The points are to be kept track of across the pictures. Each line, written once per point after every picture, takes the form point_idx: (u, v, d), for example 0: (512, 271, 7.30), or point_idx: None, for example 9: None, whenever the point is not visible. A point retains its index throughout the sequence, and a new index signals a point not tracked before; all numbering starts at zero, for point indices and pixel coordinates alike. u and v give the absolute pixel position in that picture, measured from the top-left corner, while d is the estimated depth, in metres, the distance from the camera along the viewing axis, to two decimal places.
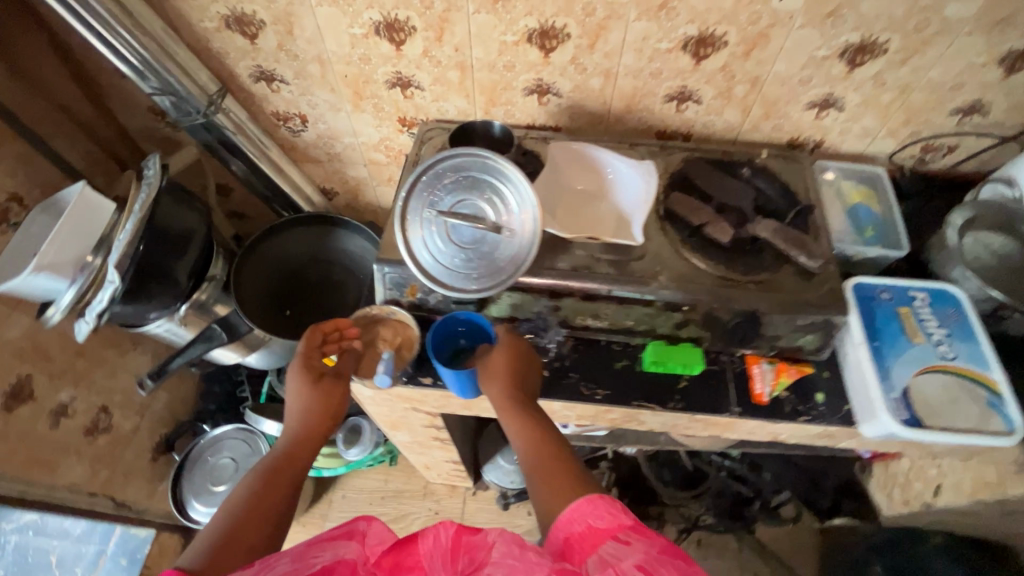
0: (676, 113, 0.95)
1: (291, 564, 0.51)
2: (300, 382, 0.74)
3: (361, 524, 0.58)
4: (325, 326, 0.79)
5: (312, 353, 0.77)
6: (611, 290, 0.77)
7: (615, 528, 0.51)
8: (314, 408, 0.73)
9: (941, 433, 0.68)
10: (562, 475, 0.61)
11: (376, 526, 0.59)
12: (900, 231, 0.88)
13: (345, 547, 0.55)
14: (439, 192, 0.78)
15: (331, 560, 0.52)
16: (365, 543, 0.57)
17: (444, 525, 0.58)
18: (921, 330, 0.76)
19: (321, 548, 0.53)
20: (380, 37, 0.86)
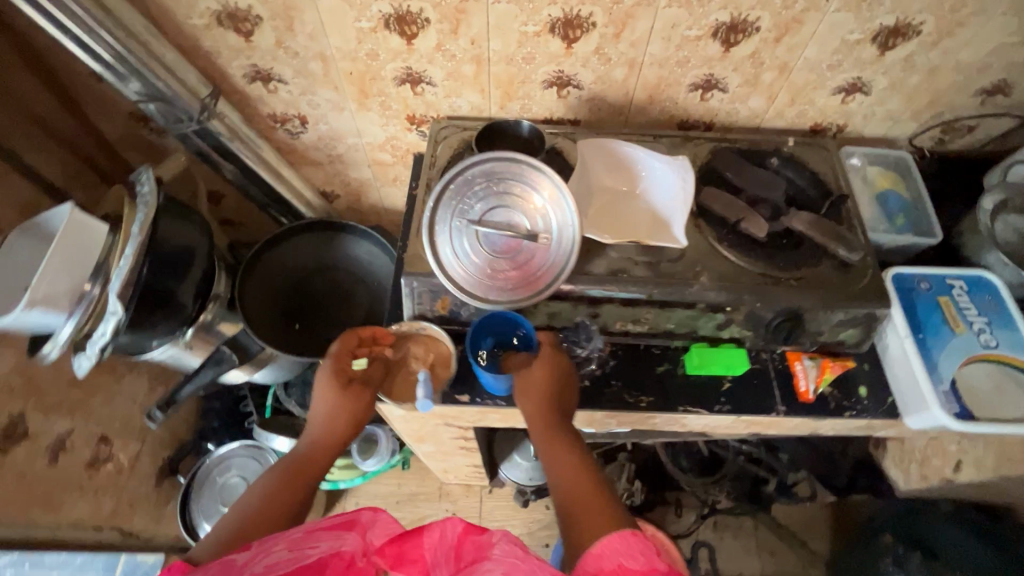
0: (700, 102, 0.91)
1: (289, 551, 0.56)
2: (326, 385, 0.72)
3: (365, 514, 0.64)
4: (360, 330, 0.76)
5: (344, 356, 0.74)
6: (652, 294, 0.74)
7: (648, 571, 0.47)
8: (336, 416, 0.71)
9: (993, 424, 0.68)
10: (591, 500, 0.58)
11: (381, 517, 0.65)
12: (931, 218, 0.87)
13: (344, 539, 0.60)
14: (469, 199, 0.74)
15: (326, 551, 0.58)
16: (365, 534, 0.63)
17: (450, 522, 0.62)
18: (961, 319, 0.76)
19: (319, 538, 0.59)
20: (389, 31, 0.79)
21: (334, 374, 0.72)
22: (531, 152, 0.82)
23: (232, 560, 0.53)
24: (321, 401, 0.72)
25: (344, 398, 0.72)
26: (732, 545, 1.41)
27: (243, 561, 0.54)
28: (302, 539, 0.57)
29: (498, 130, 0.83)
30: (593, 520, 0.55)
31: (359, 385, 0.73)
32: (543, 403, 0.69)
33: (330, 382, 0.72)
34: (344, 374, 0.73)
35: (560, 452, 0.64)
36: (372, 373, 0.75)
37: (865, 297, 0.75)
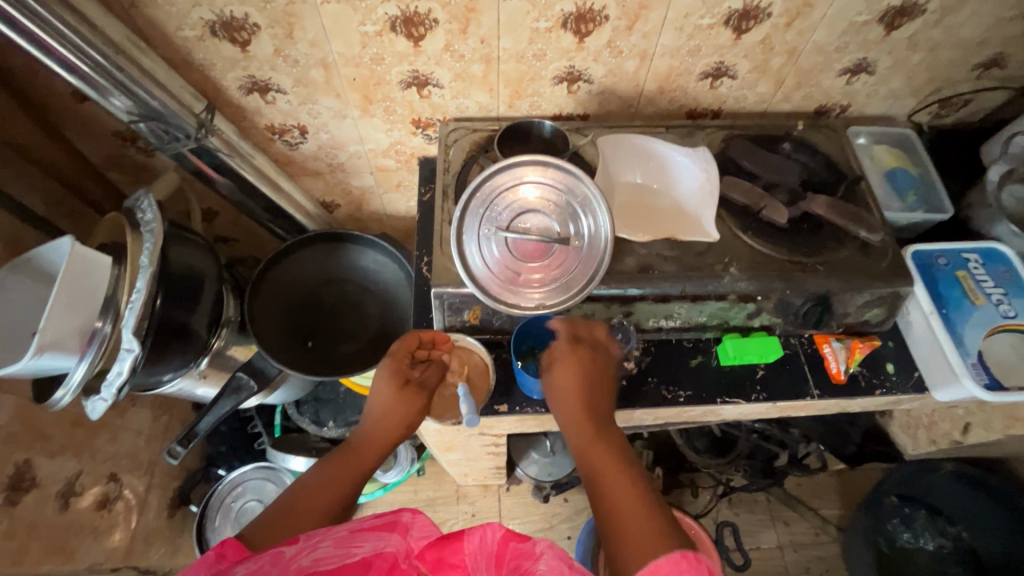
0: (710, 90, 0.90)
1: (334, 549, 0.52)
2: (384, 382, 0.67)
3: (406, 517, 0.58)
4: (422, 333, 0.74)
5: (403, 355, 0.70)
6: (684, 289, 0.74)
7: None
8: (392, 415, 0.66)
9: (1020, 392, 0.71)
10: (634, 510, 0.53)
11: (422, 519, 0.59)
12: (940, 192, 0.89)
13: (387, 539, 0.55)
14: (497, 206, 0.72)
15: (370, 552, 0.53)
16: (407, 536, 0.57)
17: (492, 526, 0.56)
18: (980, 292, 0.78)
19: (363, 538, 0.54)
20: (396, 34, 0.76)
21: (394, 372, 0.68)
22: (554, 152, 0.81)
23: (281, 552, 0.49)
24: (377, 399, 0.67)
25: (402, 395, 0.67)
26: (748, 519, 1.45)
27: (291, 554, 0.49)
28: (344, 539, 0.53)
29: (514, 132, 0.81)
30: (638, 539, 0.50)
31: (417, 385, 0.68)
32: (577, 407, 0.64)
33: (390, 378, 0.68)
34: (404, 373, 0.68)
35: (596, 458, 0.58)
36: (430, 376, 0.70)
37: (890, 276, 0.76)
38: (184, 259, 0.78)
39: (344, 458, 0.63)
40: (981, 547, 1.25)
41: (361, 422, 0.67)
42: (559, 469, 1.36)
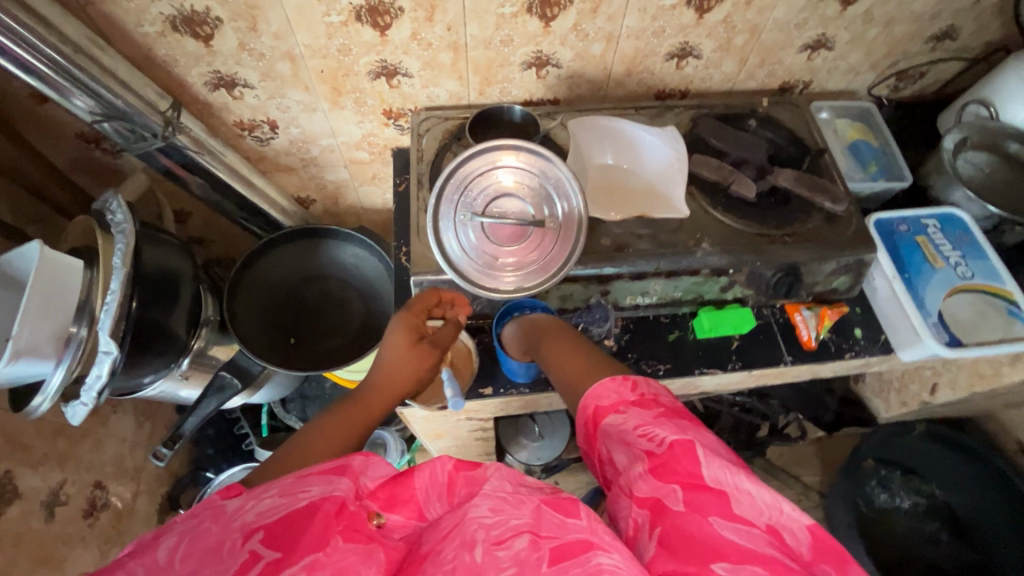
0: (676, 71, 0.92)
1: (278, 498, 0.44)
2: (398, 335, 0.67)
3: (356, 459, 0.50)
4: (443, 291, 0.72)
5: (419, 310, 0.70)
6: (659, 266, 0.75)
7: (620, 404, 0.54)
8: (402, 369, 0.66)
9: (979, 348, 0.74)
10: (585, 369, 0.61)
11: (374, 462, 0.51)
12: (900, 162, 0.92)
13: (336, 483, 0.46)
14: (471, 192, 0.73)
15: (318, 496, 0.45)
16: (359, 481, 0.48)
17: (441, 459, 0.52)
18: (939, 255, 0.81)
19: (311, 483, 0.46)
20: (362, 24, 0.75)
21: (408, 326, 0.68)
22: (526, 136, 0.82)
23: (223, 506, 0.44)
24: (391, 350, 0.67)
25: (413, 351, 0.67)
26: None
27: (235, 508, 0.44)
28: (292, 483, 0.46)
29: (485, 119, 0.82)
30: (584, 378, 0.60)
31: (430, 341, 0.68)
32: (523, 325, 0.74)
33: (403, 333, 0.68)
34: (417, 329, 0.69)
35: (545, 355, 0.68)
36: (444, 334, 0.69)
37: (854, 244, 0.79)
38: (159, 259, 0.78)
39: (352, 405, 0.63)
40: (955, 502, 1.33)
41: (372, 371, 0.67)
42: (549, 452, 1.38)
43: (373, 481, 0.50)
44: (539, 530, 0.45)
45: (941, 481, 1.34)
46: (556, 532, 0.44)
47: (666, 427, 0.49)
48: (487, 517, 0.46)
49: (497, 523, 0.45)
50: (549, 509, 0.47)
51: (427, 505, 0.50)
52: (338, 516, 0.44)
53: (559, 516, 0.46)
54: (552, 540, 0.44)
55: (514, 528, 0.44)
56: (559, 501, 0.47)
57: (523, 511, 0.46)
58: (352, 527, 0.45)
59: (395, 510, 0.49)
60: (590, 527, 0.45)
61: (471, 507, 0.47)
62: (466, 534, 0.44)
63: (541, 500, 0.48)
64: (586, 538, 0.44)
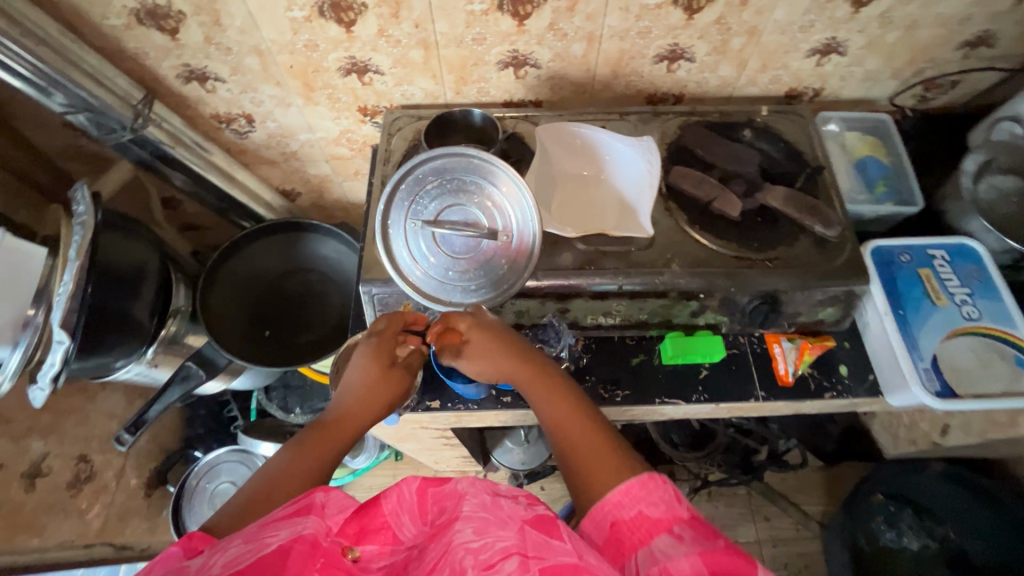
0: (667, 74, 0.86)
1: (244, 547, 0.41)
2: (372, 361, 0.64)
3: (319, 495, 0.46)
4: (407, 314, 0.69)
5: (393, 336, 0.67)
6: (621, 285, 0.71)
7: (670, 521, 0.47)
8: (374, 392, 0.64)
9: (973, 400, 0.67)
10: (604, 459, 0.54)
11: (337, 495, 0.47)
12: (912, 184, 0.83)
13: (304, 523, 0.43)
14: (422, 199, 0.71)
15: (287, 538, 0.41)
16: (327, 516, 0.45)
17: (406, 481, 0.50)
18: (943, 291, 0.73)
19: (277, 527, 0.43)
20: (326, 19, 0.73)
21: (380, 352, 0.65)
22: (485, 140, 0.81)
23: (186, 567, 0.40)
24: (359, 375, 0.64)
25: (387, 376, 0.65)
26: (726, 513, 1.41)
27: (198, 566, 0.41)
28: (256, 531, 0.42)
29: (443, 121, 0.81)
30: (602, 474, 0.53)
31: (402, 368, 0.66)
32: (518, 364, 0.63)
33: (377, 360, 0.64)
34: (390, 354, 0.66)
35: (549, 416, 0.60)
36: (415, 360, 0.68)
37: (843, 274, 0.71)
38: (123, 251, 0.80)
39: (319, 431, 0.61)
40: (972, 551, 1.13)
41: (338, 395, 0.64)
42: (532, 457, 1.34)
43: (341, 515, 0.46)
44: (526, 551, 0.41)
45: (956, 522, 1.16)
46: (543, 551, 0.41)
47: (722, 545, 0.44)
48: (473, 541, 0.42)
49: (484, 547, 0.41)
50: (533, 528, 0.43)
51: (400, 527, 0.47)
52: (312, 555, 0.41)
53: (543, 535, 0.43)
54: (540, 561, 0.40)
55: (502, 551, 0.41)
56: (541, 521, 0.44)
57: (508, 531, 0.43)
58: (330, 563, 0.42)
59: (367, 541, 0.47)
60: (575, 550, 0.42)
61: (454, 531, 0.43)
62: (454, 562, 0.41)
63: (523, 519, 0.44)
64: (573, 563, 0.41)
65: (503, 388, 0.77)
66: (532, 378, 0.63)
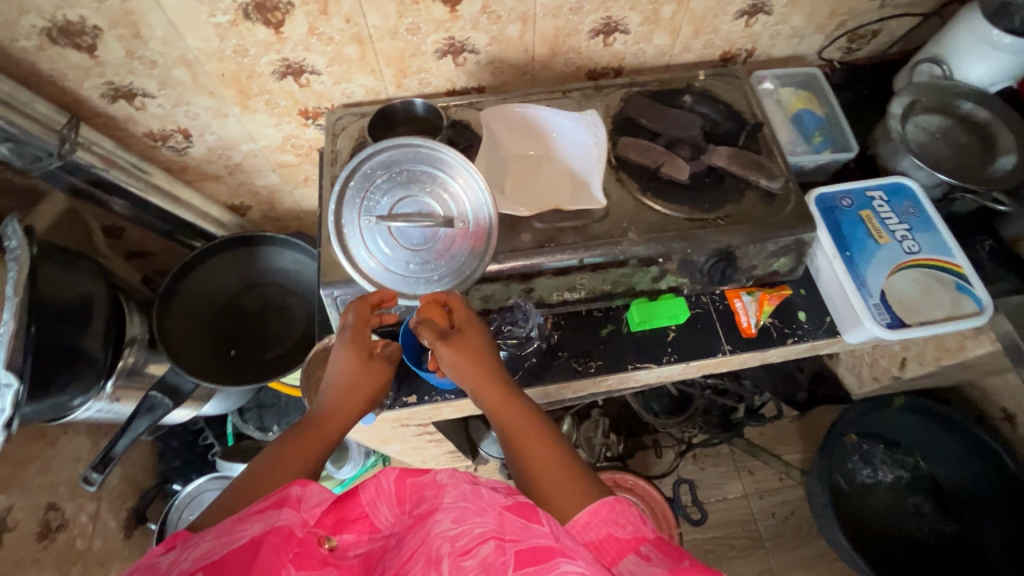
0: (604, 48, 0.87)
1: (216, 541, 0.42)
2: (349, 355, 0.62)
3: (294, 489, 0.46)
4: (371, 296, 0.65)
5: (364, 329, 0.64)
6: (582, 258, 0.71)
7: (637, 542, 0.47)
8: (357, 389, 0.62)
9: (921, 327, 0.71)
10: (561, 477, 0.53)
11: (315, 488, 0.47)
12: (845, 131, 0.87)
13: (278, 515, 0.43)
14: (373, 194, 0.70)
15: (260, 531, 0.42)
16: (304, 508, 0.45)
17: (383, 472, 0.50)
18: (885, 230, 0.77)
19: (251, 521, 0.43)
20: (252, 22, 0.71)
21: (356, 346, 0.62)
22: (429, 129, 0.80)
23: (156, 563, 0.42)
24: (341, 372, 0.61)
25: (368, 368, 0.62)
26: (713, 473, 1.44)
27: (170, 563, 0.42)
28: (231, 525, 0.43)
29: (384, 116, 0.80)
30: (560, 494, 0.52)
31: (381, 359, 0.64)
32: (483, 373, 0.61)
33: (353, 355, 0.62)
34: (368, 347, 0.63)
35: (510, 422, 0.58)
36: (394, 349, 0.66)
37: (792, 224, 0.74)
38: (62, 282, 0.76)
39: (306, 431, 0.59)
40: (940, 476, 1.24)
41: (322, 392, 0.62)
42: None
43: (320, 508, 0.46)
44: (503, 535, 0.42)
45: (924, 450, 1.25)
46: (520, 535, 0.42)
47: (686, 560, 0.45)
48: (450, 529, 0.43)
49: (460, 535, 0.42)
50: (512, 514, 0.44)
51: (378, 516, 0.48)
52: (285, 545, 0.42)
53: (521, 519, 0.43)
54: (516, 544, 0.41)
55: (478, 536, 0.42)
56: (520, 506, 0.44)
57: (486, 517, 0.43)
58: (304, 554, 0.43)
59: (345, 530, 0.47)
60: (553, 533, 0.43)
61: (432, 522, 0.44)
62: (431, 551, 0.42)
63: (503, 506, 0.44)
64: (549, 545, 0.41)
65: None
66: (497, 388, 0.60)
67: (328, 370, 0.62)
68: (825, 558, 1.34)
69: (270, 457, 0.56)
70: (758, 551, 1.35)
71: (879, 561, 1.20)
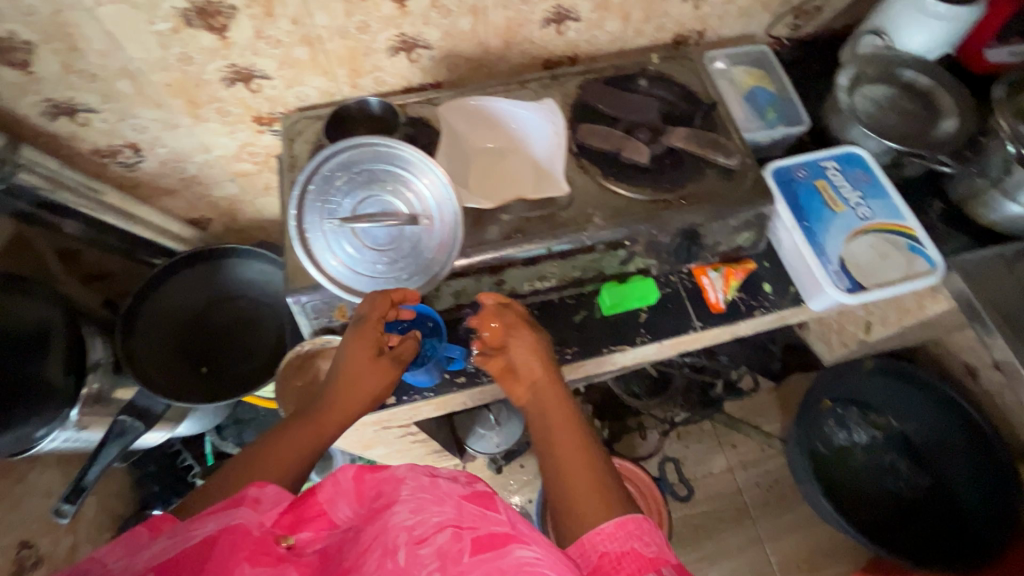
0: (557, 36, 0.87)
1: (172, 541, 0.43)
2: (357, 349, 0.63)
3: (252, 489, 0.47)
4: (392, 292, 0.65)
5: (379, 323, 0.64)
6: (550, 247, 0.72)
7: (659, 562, 0.46)
8: (359, 386, 0.63)
9: (879, 290, 0.73)
10: (590, 484, 0.53)
11: (272, 489, 0.48)
12: (797, 105, 0.89)
13: (233, 514, 0.44)
14: (334, 197, 0.69)
15: (214, 530, 0.42)
16: (262, 508, 0.46)
17: (341, 469, 0.49)
18: (840, 198, 0.79)
19: (206, 520, 0.44)
20: (194, 28, 0.69)
21: (368, 342, 0.63)
22: (386, 128, 0.80)
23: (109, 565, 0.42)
24: (349, 366, 0.63)
25: (375, 367, 0.64)
26: (698, 450, 1.47)
27: (122, 566, 0.42)
28: (186, 525, 0.44)
29: (340, 117, 0.79)
30: (585, 499, 0.52)
31: (390, 358, 0.65)
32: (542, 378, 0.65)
33: (363, 351, 0.63)
34: (378, 344, 0.64)
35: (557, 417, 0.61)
36: (405, 349, 0.66)
37: (751, 198, 0.75)
38: (17, 312, 0.77)
39: (307, 424, 0.60)
40: (912, 432, 1.29)
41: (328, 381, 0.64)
42: (507, 438, 1.33)
43: (276, 508, 0.46)
44: (460, 523, 0.43)
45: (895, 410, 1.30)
46: (477, 523, 0.44)
47: None
48: (408, 519, 0.43)
49: (418, 525, 0.43)
50: (469, 504, 0.46)
51: (336, 512, 0.47)
52: (240, 544, 0.42)
53: (479, 508, 0.45)
54: (473, 531, 0.43)
55: (435, 525, 0.43)
56: (477, 496, 0.47)
57: (444, 506, 0.45)
58: (259, 550, 0.42)
59: (303, 529, 0.46)
60: (509, 521, 0.45)
61: (389, 514, 0.44)
62: (388, 541, 0.42)
63: (460, 496, 0.46)
64: (505, 532, 0.44)
65: (455, 369, 0.77)
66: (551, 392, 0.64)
67: (337, 361, 0.64)
68: (810, 521, 1.38)
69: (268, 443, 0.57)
70: (746, 521, 1.39)
71: (860, 519, 1.25)
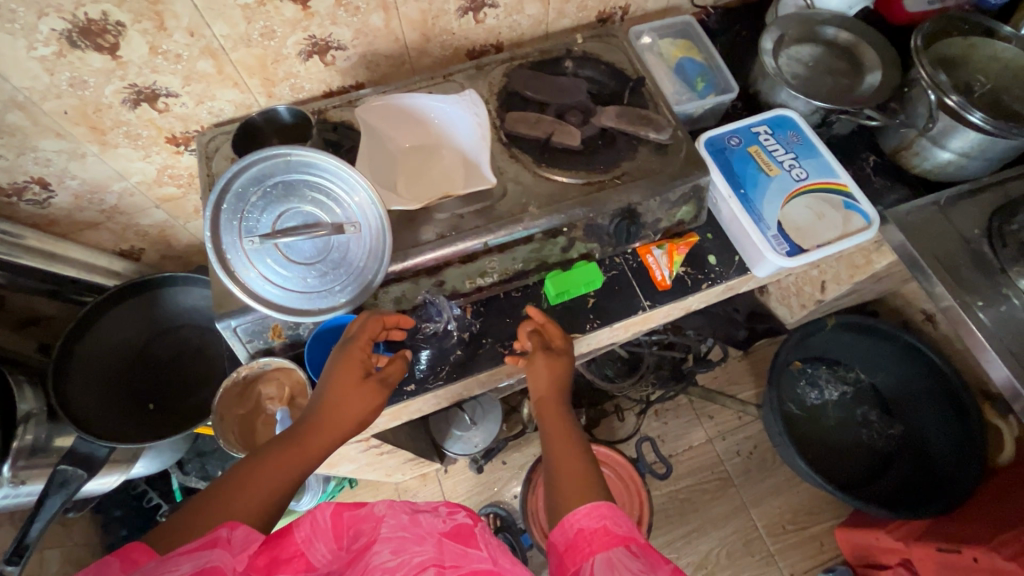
0: (477, 25, 0.85)
1: None
2: (345, 371, 0.62)
3: (223, 531, 0.46)
4: (386, 316, 0.67)
5: (366, 344, 0.64)
6: (485, 242, 0.70)
7: (628, 540, 0.51)
8: (345, 408, 0.61)
9: (817, 250, 0.73)
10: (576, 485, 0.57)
11: (242, 530, 0.47)
12: (726, 73, 0.89)
13: (209, 555, 0.43)
14: (251, 214, 0.65)
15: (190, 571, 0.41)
16: (234, 549, 0.45)
17: (319, 507, 0.50)
18: (774, 162, 0.79)
19: (178, 561, 0.42)
20: (82, 49, 0.65)
21: (355, 364, 0.63)
22: (304, 136, 0.76)
23: None
24: (335, 388, 0.61)
25: (362, 389, 0.62)
26: (676, 425, 1.47)
27: None
28: (155, 566, 0.41)
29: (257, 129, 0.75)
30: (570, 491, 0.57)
31: (377, 379, 0.64)
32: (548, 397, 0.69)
33: (352, 372, 0.62)
34: (365, 365, 0.64)
35: (557, 429, 0.65)
36: (392, 371, 0.65)
37: (686, 171, 0.74)
38: None
39: (287, 447, 0.58)
40: (880, 384, 1.32)
41: (313, 400, 0.62)
42: (485, 436, 1.29)
43: (248, 550, 0.46)
44: (442, 561, 0.45)
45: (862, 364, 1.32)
46: (459, 561, 0.45)
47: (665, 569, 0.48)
48: (390, 561, 0.45)
49: (400, 566, 0.44)
50: (450, 541, 0.47)
51: (313, 552, 0.47)
52: None
53: (460, 546, 0.47)
54: (456, 569, 0.45)
55: (418, 565, 0.44)
56: (458, 533, 0.48)
57: (425, 545, 0.46)
58: None
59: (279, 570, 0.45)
60: (490, 557, 0.47)
61: (372, 554, 0.45)
62: None
63: (441, 533, 0.48)
64: (487, 568, 0.46)
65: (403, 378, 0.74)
66: (554, 409, 0.68)
67: (321, 384, 0.63)
68: (792, 482, 1.40)
69: (245, 469, 0.55)
70: (730, 490, 1.40)
71: (837, 472, 1.27)
